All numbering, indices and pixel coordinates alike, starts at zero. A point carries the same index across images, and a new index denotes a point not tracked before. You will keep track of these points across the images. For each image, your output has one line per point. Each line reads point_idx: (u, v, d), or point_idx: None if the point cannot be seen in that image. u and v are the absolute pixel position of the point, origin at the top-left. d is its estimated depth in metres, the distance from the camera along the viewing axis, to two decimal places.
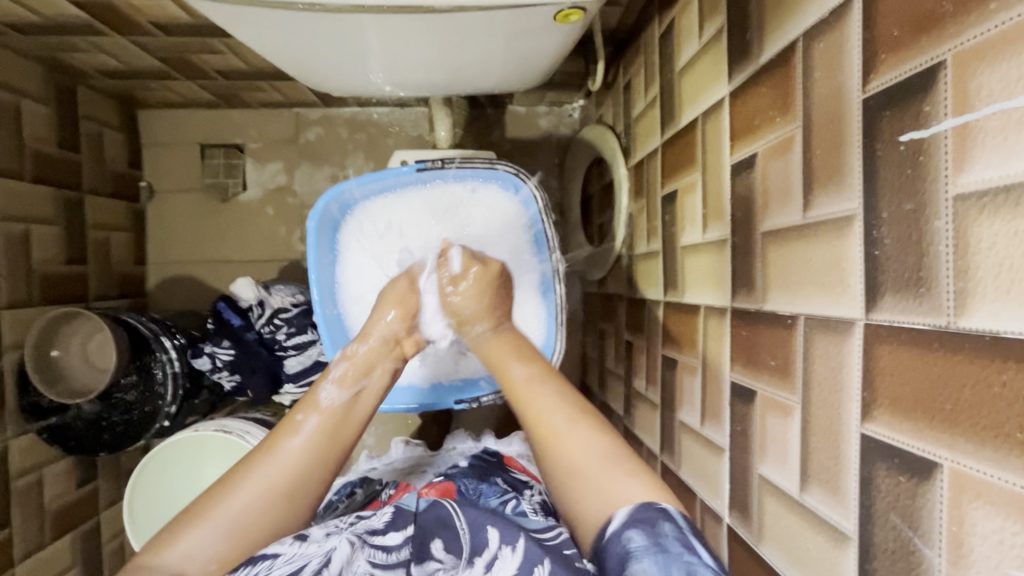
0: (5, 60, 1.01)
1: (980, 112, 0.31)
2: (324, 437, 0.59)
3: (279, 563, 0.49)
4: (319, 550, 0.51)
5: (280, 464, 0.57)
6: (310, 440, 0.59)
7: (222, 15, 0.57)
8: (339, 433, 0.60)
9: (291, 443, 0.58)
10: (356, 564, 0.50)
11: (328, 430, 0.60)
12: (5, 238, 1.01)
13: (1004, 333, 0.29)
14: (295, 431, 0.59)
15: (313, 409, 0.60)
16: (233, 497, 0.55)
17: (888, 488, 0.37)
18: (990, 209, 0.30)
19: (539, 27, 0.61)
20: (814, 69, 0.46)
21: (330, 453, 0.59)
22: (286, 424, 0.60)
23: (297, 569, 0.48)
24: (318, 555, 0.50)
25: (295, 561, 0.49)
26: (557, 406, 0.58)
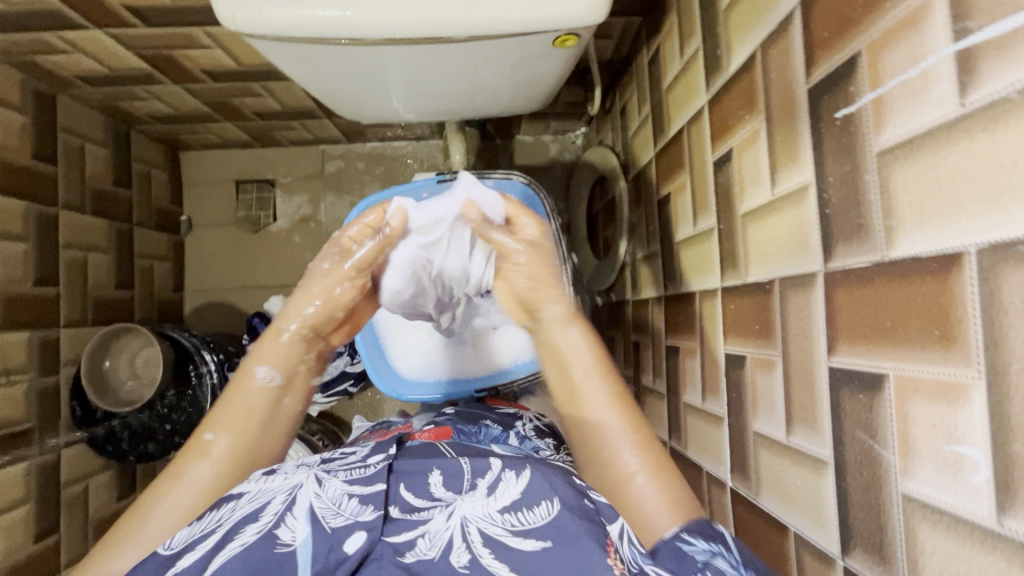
0: (72, 108, 1.15)
1: (888, 85, 0.39)
2: (237, 447, 0.58)
3: (243, 502, 0.52)
4: (285, 486, 0.53)
5: (191, 485, 0.55)
6: (221, 457, 0.57)
7: (274, 53, 0.68)
8: (254, 438, 0.60)
9: (200, 464, 0.57)
10: (328, 492, 0.53)
11: (238, 447, 0.59)
12: (65, 264, 1.12)
13: (920, 252, 0.36)
14: (203, 453, 0.57)
15: (231, 419, 0.60)
16: (144, 527, 0.53)
17: (852, 407, 0.43)
18: (901, 158, 0.38)
19: (541, 52, 0.71)
20: (771, 72, 0.54)
21: (250, 453, 0.59)
22: (194, 444, 0.58)
23: (262, 505, 0.51)
24: (283, 490, 0.52)
25: (259, 499, 0.52)
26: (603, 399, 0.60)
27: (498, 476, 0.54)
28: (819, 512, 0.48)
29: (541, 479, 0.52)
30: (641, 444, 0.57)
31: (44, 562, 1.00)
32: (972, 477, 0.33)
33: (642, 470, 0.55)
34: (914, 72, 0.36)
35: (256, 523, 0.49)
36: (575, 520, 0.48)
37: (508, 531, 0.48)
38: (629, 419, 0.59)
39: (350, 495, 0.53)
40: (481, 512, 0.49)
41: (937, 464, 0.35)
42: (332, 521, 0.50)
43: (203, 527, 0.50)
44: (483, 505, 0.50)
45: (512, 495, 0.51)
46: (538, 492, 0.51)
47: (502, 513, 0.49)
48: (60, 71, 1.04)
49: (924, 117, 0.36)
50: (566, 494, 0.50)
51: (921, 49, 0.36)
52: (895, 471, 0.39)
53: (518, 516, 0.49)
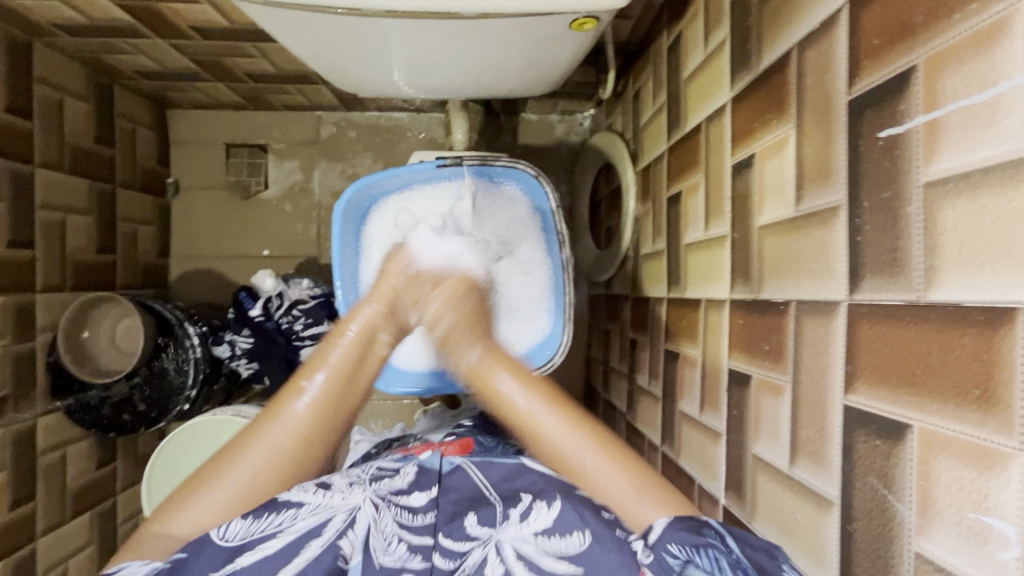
0: (50, 58, 1.08)
1: (945, 109, 0.35)
2: (329, 400, 0.61)
3: (304, 514, 0.54)
4: (343, 505, 0.56)
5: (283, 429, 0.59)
6: (315, 402, 0.61)
7: (266, 18, 0.62)
8: (349, 381, 0.64)
9: (297, 404, 0.60)
10: (382, 522, 0.57)
11: (332, 393, 0.62)
12: (43, 225, 1.07)
13: (963, 300, 0.33)
14: (301, 394, 0.61)
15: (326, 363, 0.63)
16: (242, 459, 0.57)
17: (866, 452, 0.41)
18: (954, 193, 0.34)
19: (556, 34, 0.65)
20: (808, 76, 0.50)
21: (335, 415, 0.61)
22: (291, 389, 0.62)
23: (323, 523, 0.54)
24: (342, 509, 0.56)
25: (321, 513, 0.55)
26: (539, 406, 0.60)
27: (530, 506, 0.58)
28: (819, 549, 0.46)
29: (571, 510, 0.54)
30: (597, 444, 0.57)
31: (20, 530, 0.98)
32: (999, 552, 0.30)
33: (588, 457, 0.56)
34: (981, 98, 0.32)
35: (319, 538, 0.52)
36: (609, 553, 0.50)
37: (541, 554, 0.52)
38: (567, 416, 0.59)
39: (400, 537, 0.57)
40: (516, 536, 0.54)
41: (959, 530, 0.33)
42: (382, 556, 0.54)
43: (261, 528, 0.52)
44: (517, 530, 0.55)
45: (545, 522, 0.55)
46: (569, 522, 0.54)
47: (535, 537, 0.54)
48: (36, 18, 0.96)
49: (987, 150, 0.32)
50: (598, 526, 0.52)
51: (993, 72, 0.32)
52: (910, 527, 0.37)
53: (552, 542, 0.53)
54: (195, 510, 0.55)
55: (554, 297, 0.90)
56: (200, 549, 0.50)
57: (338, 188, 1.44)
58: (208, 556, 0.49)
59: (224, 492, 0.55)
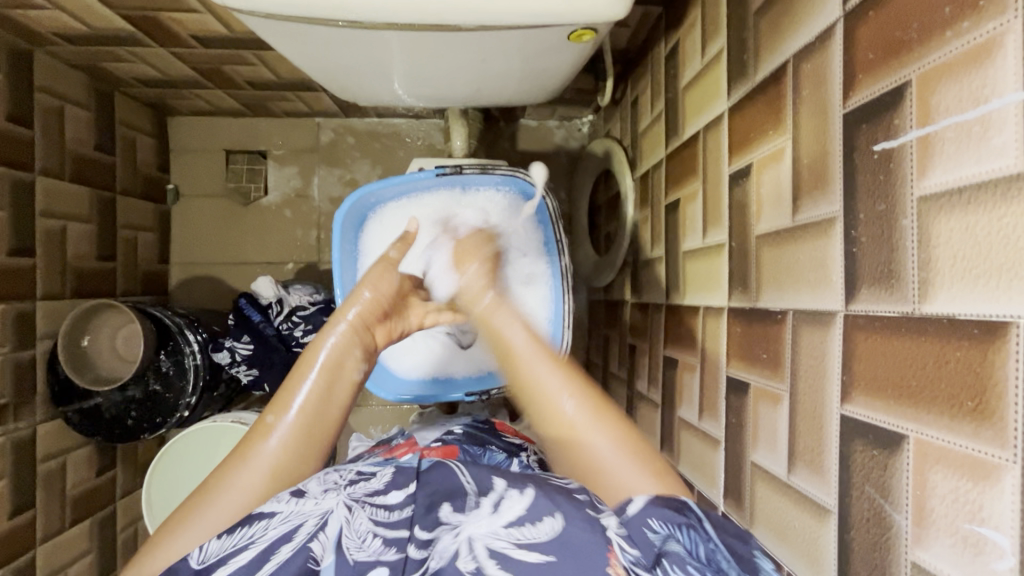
0: (50, 67, 1.08)
1: (938, 124, 0.35)
2: (297, 437, 0.61)
3: (275, 523, 0.53)
4: (315, 510, 0.54)
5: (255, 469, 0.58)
6: (285, 440, 0.60)
7: (267, 30, 0.63)
8: (317, 418, 0.62)
9: (265, 445, 0.60)
10: (355, 522, 0.53)
11: (299, 430, 0.61)
12: (44, 232, 1.07)
13: (958, 313, 0.33)
14: (269, 435, 0.60)
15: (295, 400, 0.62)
16: (213, 501, 0.56)
17: (863, 461, 0.41)
18: (948, 208, 0.34)
19: (554, 45, 0.66)
20: (803, 89, 0.50)
21: (307, 448, 0.61)
22: (259, 429, 0.61)
23: (294, 528, 0.52)
24: (314, 514, 0.53)
25: (292, 521, 0.53)
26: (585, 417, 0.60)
27: (502, 495, 0.53)
28: (817, 558, 0.46)
29: (545, 497, 0.51)
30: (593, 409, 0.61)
31: (19, 539, 0.97)
32: (994, 563, 0.31)
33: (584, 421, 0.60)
34: (972, 115, 0.33)
35: (290, 543, 0.50)
36: (588, 534, 0.46)
37: (512, 544, 0.47)
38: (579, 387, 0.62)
39: (375, 532, 0.52)
40: (485, 529, 0.49)
41: (954, 541, 0.33)
42: (355, 553, 0.50)
43: (233, 543, 0.51)
44: (488, 522, 0.49)
45: (517, 510, 0.50)
46: (542, 507, 0.50)
47: (507, 528, 0.48)
48: (37, 27, 0.96)
49: (979, 165, 0.32)
50: (570, 509, 0.49)
51: (984, 90, 0.32)
52: (906, 537, 0.37)
53: (521, 531, 0.48)
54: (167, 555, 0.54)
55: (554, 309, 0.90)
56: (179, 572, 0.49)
57: (338, 194, 1.44)
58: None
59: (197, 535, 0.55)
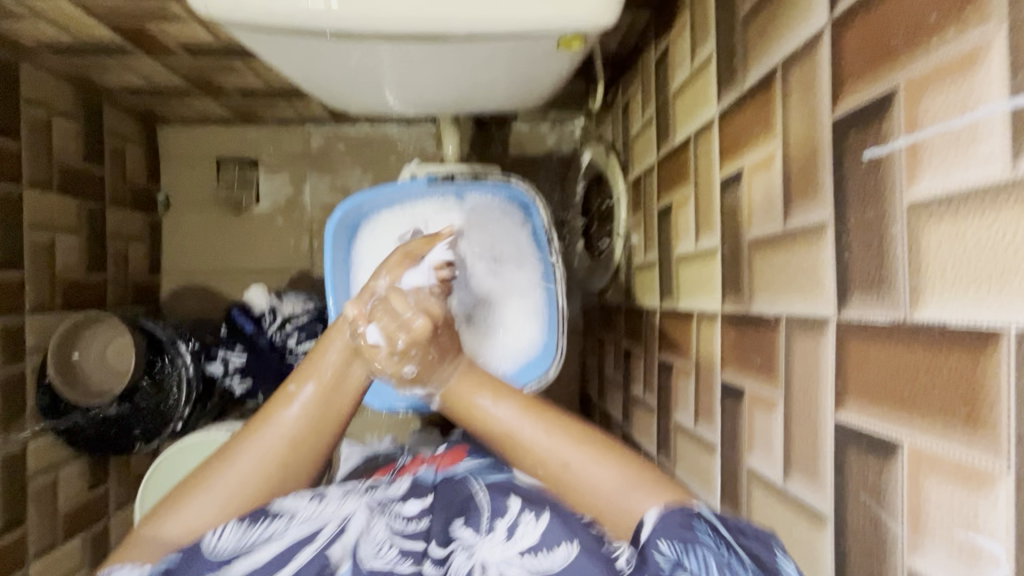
0: (37, 77, 1.07)
1: (927, 132, 0.35)
2: (317, 410, 0.61)
3: (296, 523, 0.53)
4: (336, 514, 0.55)
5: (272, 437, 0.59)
6: (304, 411, 0.60)
7: (255, 42, 0.62)
8: (336, 398, 0.62)
9: (285, 413, 0.60)
10: (373, 531, 0.54)
11: (317, 403, 0.61)
12: (31, 245, 1.06)
13: (950, 320, 0.33)
14: (288, 404, 0.60)
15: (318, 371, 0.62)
16: (229, 466, 0.57)
17: (859, 467, 0.41)
18: (937, 215, 0.35)
19: (545, 53, 0.66)
20: (793, 95, 0.50)
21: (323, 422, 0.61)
22: (281, 396, 0.62)
23: (314, 531, 0.53)
24: (334, 518, 0.54)
25: (313, 522, 0.53)
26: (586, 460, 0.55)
27: (517, 518, 0.54)
28: (814, 564, 0.46)
29: (559, 522, 0.51)
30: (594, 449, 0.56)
31: (10, 556, 0.96)
32: (989, 570, 0.31)
33: (580, 459, 0.55)
34: (960, 123, 0.33)
35: (311, 545, 0.51)
36: (596, 561, 0.47)
37: (525, 571, 0.48)
38: (555, 423, 0.58)
39: (392, 543, 0.53)
40: (499, 556, 0.50)
41: (950, 548, 0.33)
42: (371, 562, 0.51)
43: (254, 536, 0.52)
44: (502, 549, 0.51)
45: (533, 536, 0.51)
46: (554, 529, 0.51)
47: (521, 556, 0.50)
48: (22, 38, 0.95)
49: (968, 173, 0.32)
50: (587, 540, 0.49)
51: (972, 99, 0.32)
52: (901, 544, 0.37)
53: (537, 560, 0.49)
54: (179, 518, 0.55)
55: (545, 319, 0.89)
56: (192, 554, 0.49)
57: (330, 201, 1.44)
58: (200, 564, 0.49)
59: (211, 500, 0.56)
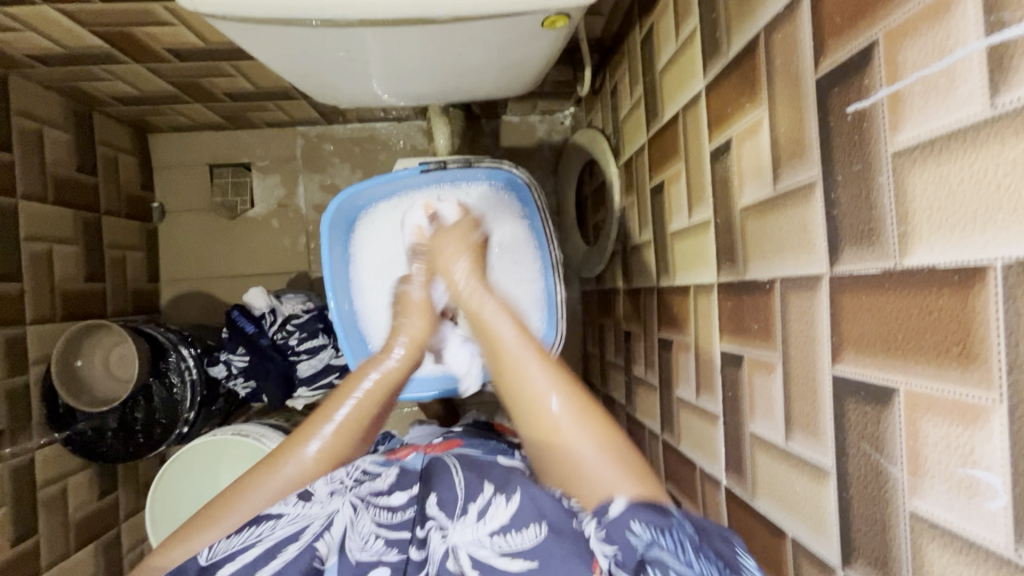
0: (26, 90, 1.07)
1: (906, 80, 0.36)
2: (334, 452, 0.65)
3: (283, 523, 0.55)
4: (322, 512, 0.56)
5: (287, 477, 0.61)
6: (320, 454, 0.64)
7: (242, 35, 0.63)
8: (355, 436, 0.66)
9: (303, 453, 0.63)
10: (360, 524, 0.56)
11: (336, 447, 0.65)
12: (29, 256, 1.06)
13: (937, 262, 0.34)
14: (308, 445, 0.63)
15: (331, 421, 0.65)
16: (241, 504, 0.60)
17: (857, 418, 0.41)
18: (921, 160, 0.35)
19: (529, 34, 0.67)
20: (776, 58, 0.51)
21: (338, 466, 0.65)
22: (297, 436, 0.64)
23: (300, 529, 0.54)
24: (320, 516, 0.55)
25: (299, 522, 0.55)
26: (571, 421, 0.56)
27: (489, 501, 0.55)
28: (818, 520, 0.47)
29: (530, 501, 0.53)
30: (579, 410, 0.57)
31: (24, 565, 0.97)
32: (988, 503, 0.31)
33: (570, 424, 0.56)
34: (938, 68, 0.34)
35: (296, 543, 0.52)
36: (564, 542, 0.48)
37: (496, 553, 0.50)
38: (553, 371, 0.60)
39: (377, 534, 0.55)
40: (471, 538, 0.51)
41: (949, 486, 0.34)
42: (357, 554, 0.53)
43: (240, 541, 0.54)
44: (473, 530, 0.52)
45: (502, 518, 0.53)
46: (529, 513, 0.52)
47: (491, 537, 0.51)
48: (9, 50, 0.96)
49: (948, 116, 0.33)
50: (557, 519, 0.50)
51: (948, 41, 0.33)
52: (902, 488, 0.38)
53: (507, 540, 0.50)
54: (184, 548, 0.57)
55: (545, 306, 0.90)
56: (186, 569, 0.52)
57: (323, 201, 1.44)
58: (192, 571, 0.51)
59: (221, 532, 0.58)
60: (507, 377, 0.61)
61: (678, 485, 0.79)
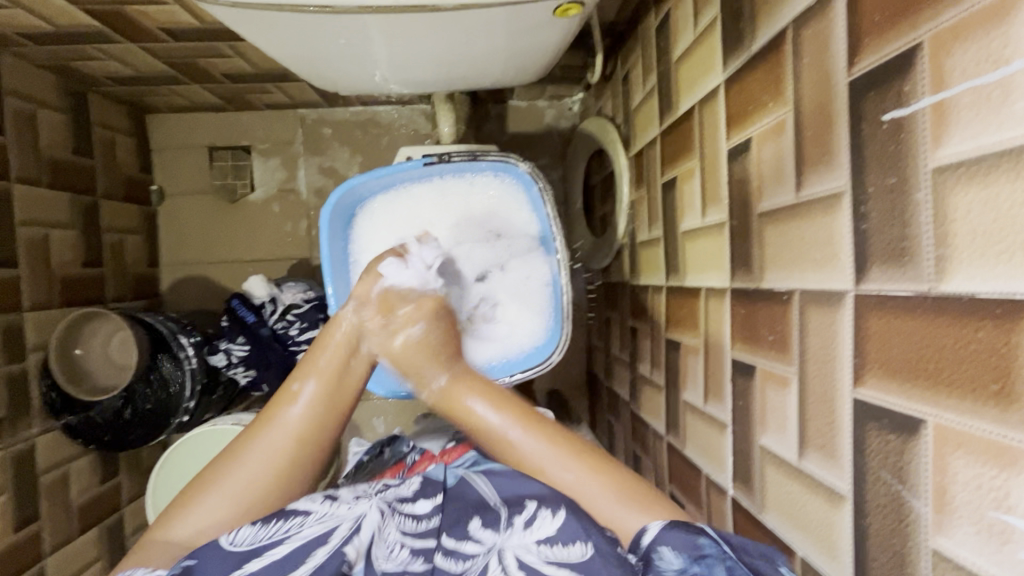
0: (18, 69, 1.04)
1: (954, 89, 0.33)
2: (320, 408, 0.61)
3: (311, 521, 0.54)
4: (350, 514, 0.56)
5: (275, 440, 0.59)
6: (306, 409, 0.61)
7: (238, 21, 0.59)
8: (338, 387, 0.63)
9: (289, 412, 0.61)
10: (386, 532, 0.56)
11: (321, 397, 0.62)
12: (25, 241, 1.04)
13: (977, 291, 0.32)
14: (293, 402, 0.61)
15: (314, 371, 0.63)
16: (231, 476, 0.57)
17: (879, 446, 0.39)
18: (965, 179, 0.32)
19: (539, 21, 0.63)
20: (805, 56, 0.48)
21: (326, 419, 0.62)
22: (283, 395, 0.62)
23: (329, 530, 0.53)
24: (348, 518, 0.55)
25: (327, 522, 0.54)
26: (547, 454, 0.58)
27: (536, 513, 0.55)
28: (831, 543, 0.45)
29: (575, 520, 0.53)
30: (547, 438, 0.59)
31: (27, 551, 0.97)
32: (1022, 552, 0.30)
33: (547, 454, 0.58)
34: (991, 79, 0.31)
35: (325, 547, 0.52)
36: (603, 556, 0.49)
37: (541, 561, 0.51)
38: (506, 407, 0.62)
39: (403, 543, 0.56)
40: (518, 544, 0.54)
41: (978, 529, 0.32)
42: (383, 564, 0.54)
43: (268, 535, 0.53)
44: (520, 538, 0.54)
45: (547, 531, 0.53)
46: (572, 529, 0.52)
47: (537, 545, 0.53)
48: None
49: (999, 133, 0.30)
50: (601, 541, 0.50)
51: (1005, 50, 0.30)
52: (925, 523, 0.36)
53: (553, 551, 0.52)
54: (186, 522, 0.56)
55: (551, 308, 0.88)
56: (208, 556, 0.50)
57: (324, 186, 1.41)
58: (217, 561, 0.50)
59: (222, 500, 0.56)
60: (462, 410, 0.63)
61: (682, 489, 0.77)
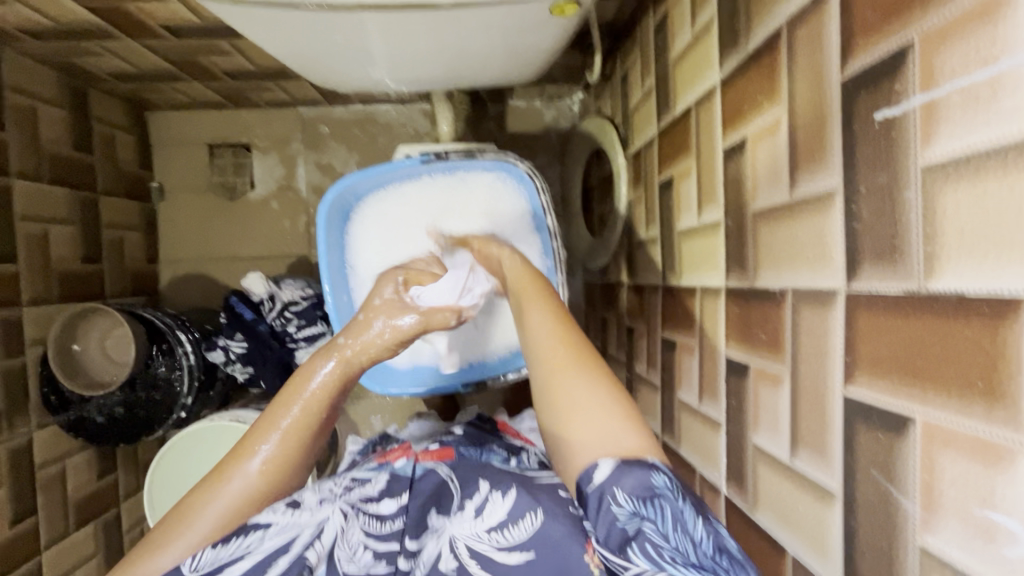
0: (18, 64, 1.04)
1: (944, 88, 0.33)
2: (285, 459, 0.58)
3: (272, 533, 0.54)
4: (312, 519, 0.56)
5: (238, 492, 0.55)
6: (270, 459, 0.57)
7: (235, 18, 0.60)
8: (308, 432, 0.60)
9: (251, 464, 0.57)
10: (350, 533, 0.56)
11: (285, 449, 0.58)
12: (23, 236, 1.04)
13: (965, 290, 0.32)
14: (254, 456, 0.57)
15: (281, 417, 0.59)
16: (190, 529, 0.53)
17: (868, 444, 0.40)
18: (954, 178, 0.33)
19: (536, 20, 0.63)
20: (798, 56, 0.48)
21: (292, 465, 0.58)
22: (244, 447, 0.58)
23: (291, 539, 0.54)
24: (310, 524, 0.56)
25: (288, 532, 0.54)
26: (578, 386, 0.54)
27: (485, 498, 0.57)
28: (821, 541, 0.45)
29: (523, 499, 0.54)
30: (584, 365, 0.55)
31: (23, 545, 0.97)
32: (1006, 549, 0.30)
33: (574, 374, 0.54)
34: (980, 78, 0.31)
35: (287, 554, 0.52)
36: (559, 527, 0.50)
37: (494, 547, 0.51)
38: (562, 332, 0.58)
39: (366, 544, 0.55)
40: (469, 532, 0.54)
41: (965, 526, 0.32)
42: (347, 564, 0.53)
43: (230, 552, 0.52)
44: (471, 526, 0.54)
45: (499, 515, 0.54)
46: (523, 506, 0.54)
47: (489, 533, 0.53)
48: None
49: (986, 131, 0.30)
50: (549, 507, 0.52)
51: (993, 49, 0.30)
52: (913, 521, 0.36)
53: (505, 535, 0.52)
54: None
55: None
56: None
57: (323, 184, 1.41)
58: None
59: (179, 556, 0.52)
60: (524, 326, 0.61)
61: None
